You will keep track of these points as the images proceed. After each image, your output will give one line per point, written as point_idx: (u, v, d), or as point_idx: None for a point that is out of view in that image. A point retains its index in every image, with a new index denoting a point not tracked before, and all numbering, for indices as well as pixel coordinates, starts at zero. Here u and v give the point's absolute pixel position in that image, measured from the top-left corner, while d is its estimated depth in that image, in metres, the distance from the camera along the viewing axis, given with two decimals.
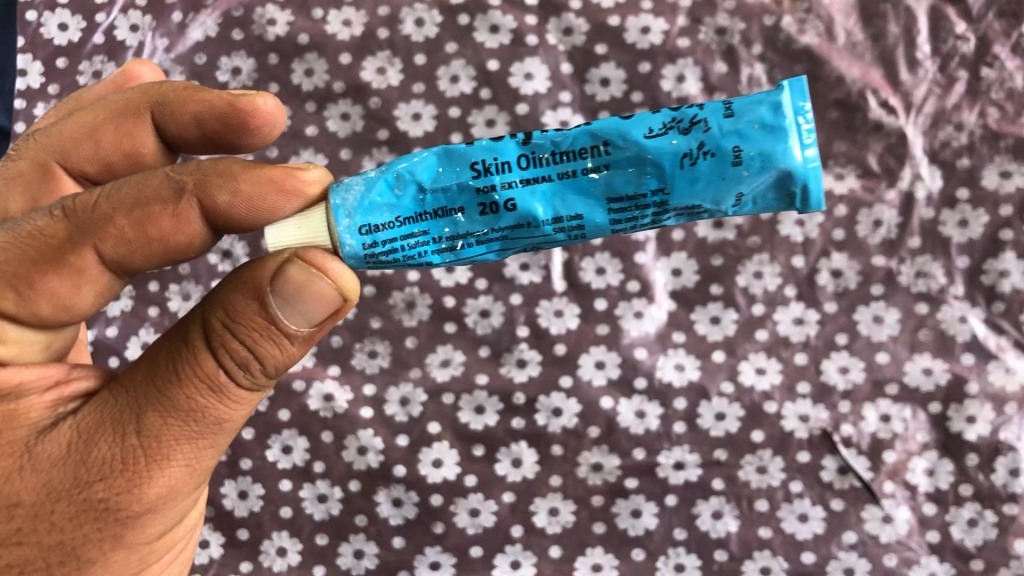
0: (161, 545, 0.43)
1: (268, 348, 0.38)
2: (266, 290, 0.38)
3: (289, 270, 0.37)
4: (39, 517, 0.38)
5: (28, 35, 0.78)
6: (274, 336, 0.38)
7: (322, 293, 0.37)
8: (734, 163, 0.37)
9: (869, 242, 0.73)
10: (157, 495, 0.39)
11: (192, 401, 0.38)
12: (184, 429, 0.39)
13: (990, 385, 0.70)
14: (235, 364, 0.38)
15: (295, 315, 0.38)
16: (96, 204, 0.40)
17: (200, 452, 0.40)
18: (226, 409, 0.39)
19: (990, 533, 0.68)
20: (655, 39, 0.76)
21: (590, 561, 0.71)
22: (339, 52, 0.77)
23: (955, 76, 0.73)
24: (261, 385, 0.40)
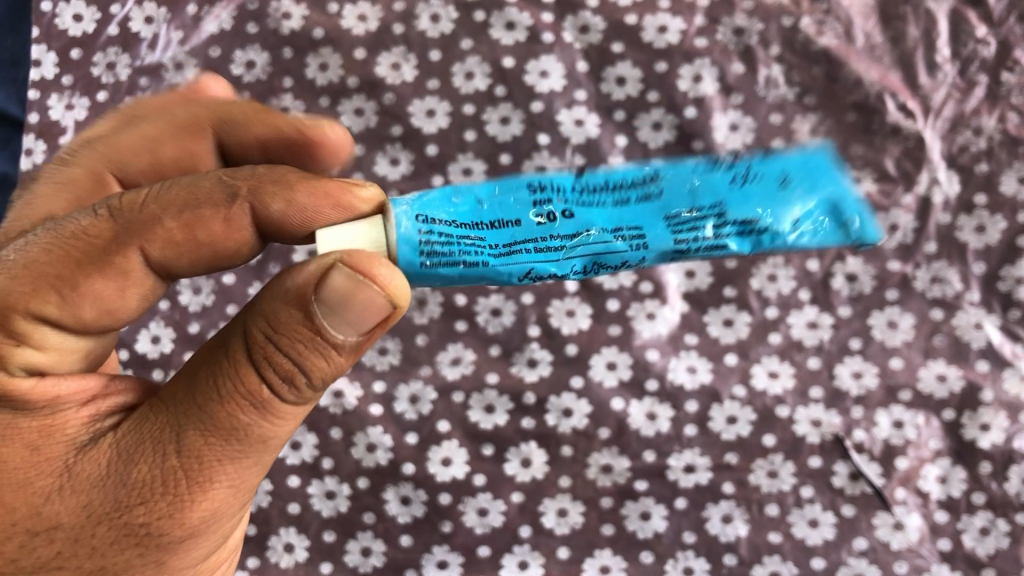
0: (201, 562, 0.43)
1: (314, 360, 0.38)
2: (311, 298, 0.37)
3: (333, 281, 0.36)
4: (80, 541, 0.38)
5: (43, 25, 0.77)
6: (320, 349, 0.38)
7: (372, 301, 0.36)
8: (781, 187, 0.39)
9: (885, 246, 0.72)
10: (200, 518, 0.39)
11: (234, 420, 0.38)
12: (226, 448, 0.38)
13: (1005, 392, 0.69)
14: (277, 379, 0.38)
15: (345, 325, 0.37)
16: (144, 203, 0.41)
17: (242, 475, 0.39)
18: (270, 426, 0.39)
19: (1003, 542, 0.67)
20: (672, 38, 0.76)
21: (599, 562, 0.70)
22: (354, 47, 0.77)
23: (974, 81, 0.72)
24: (305, 401, 0.39)
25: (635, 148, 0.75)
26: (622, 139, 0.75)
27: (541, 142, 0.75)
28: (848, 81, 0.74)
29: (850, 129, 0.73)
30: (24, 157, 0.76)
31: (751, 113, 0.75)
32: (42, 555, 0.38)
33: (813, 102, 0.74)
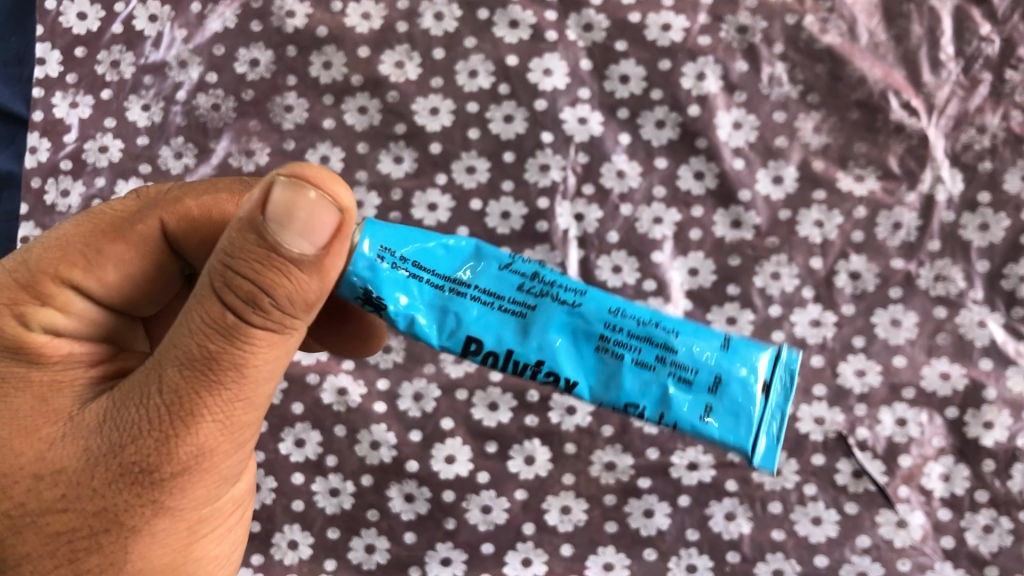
0: (213, 508, 0.41)
1: (275, 280, 0.36)
2: (259, 220, 0.35)
3: (271, 191, 0.35)
4: (81, 484, 0.38)
5: (47, 23, 0.77)
6: (278, 266, 0.36)
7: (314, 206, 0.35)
8: (723, 346, 0.40)
9: (888, 244, 0.72)
10: (193, 453, 0.38)
11: (205, 348, 0.37)
12: (204, 380, 0.37)
13: (1009, 391, 0.69)
14: (239, 302, 0.36)
15: (298, 238, 0.35)
16: (170, 190, 0.47)
17: (231, 409, 0.38)
18: (249, 355, 0.37)
19: (1005, 540, 0.68)
20: (676, 36, 0.76)
21: (602, 560, 0.71)
22: (358, 45, 0.77)
23: (978, 78, 0.72)
24: (281, 325, 0.37)
25: (638, 146, 0.76)
26: (626, 137, 0.76)
27: (543, 141, 0.76)
28: (852, 79, 0.73)
29: (853, 127, 0.74)
30: (30, 156, 0.77)
31: (753, 112, 0.75)
32: (47, 499, 0.38)
33: (816, 100, 0.74)
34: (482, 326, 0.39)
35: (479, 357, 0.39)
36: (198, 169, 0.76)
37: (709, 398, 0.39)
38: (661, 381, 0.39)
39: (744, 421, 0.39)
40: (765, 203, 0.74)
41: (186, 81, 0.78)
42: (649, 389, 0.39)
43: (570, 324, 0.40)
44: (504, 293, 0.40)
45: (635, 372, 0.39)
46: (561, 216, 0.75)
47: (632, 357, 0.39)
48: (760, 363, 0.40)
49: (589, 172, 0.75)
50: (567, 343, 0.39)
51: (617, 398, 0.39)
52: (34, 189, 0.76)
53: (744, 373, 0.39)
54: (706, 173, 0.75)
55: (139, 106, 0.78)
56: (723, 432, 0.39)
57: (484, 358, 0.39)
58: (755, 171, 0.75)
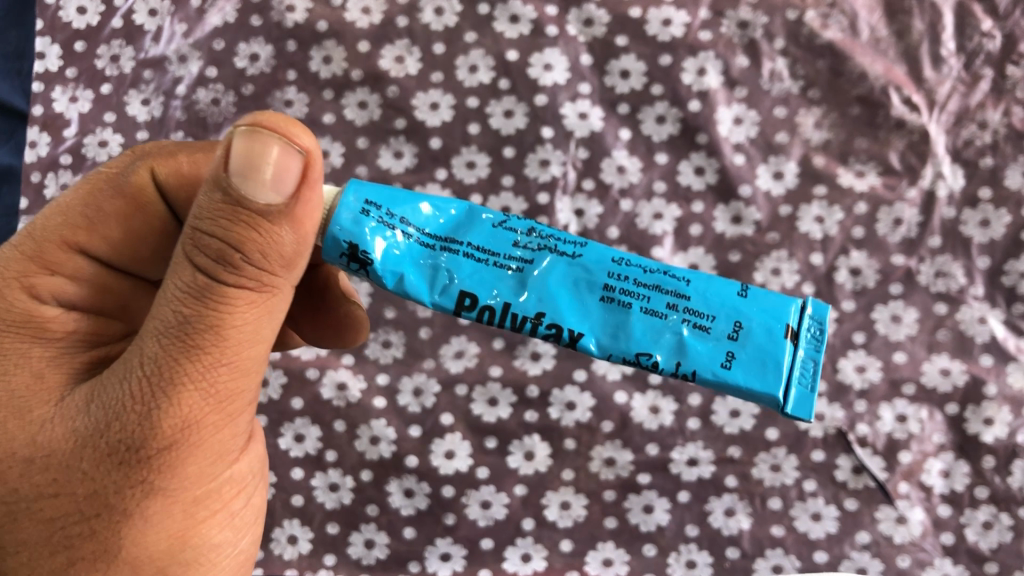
0: (211, 488, 0.40)
1: (246, 234, 0.36)
2: (225, 178, 0.36)
3: (230, 142, 0.35)
4: (71, 467, 0.38)
5: (47, 18, 0.77)
6: (248, 220, 0.36)
7: (273, 151, 0.35)
8: (741, 294, 0.38)
9: (889, 240, 0.72)
10: (178, 425, 0.37)
11: (183, 313, 0.37)
12: (184, 348, 0.37)
13: (1009, 387, 0.69)
14: (212, 262, 0.36)
15: (264, 188, 0.35)
16: (166, 147, 0.48)
17: (217, 378, 0.38)
18: (228, 317, 0.37)
19: (1005, 536, 0.68)
20: (677, 31, 0.75)
21: (601, 555, 0.70)
22: (358, 40, 0.77)
23: (980, 74, 0.72)
24: (258, 283, 0.37)
25: (638, 142, 0.76)
26: (626, 133, 0.76)
27: (543, 136, 0.76)
28: (853, 75, 0.73)
29: (854, 123, 0.73)
30: (30, 151, 0.77)
31: (754, 107, 0.75)
32: (38, 484, 0.38)
33: (817, 96, 0.74)
34: (476, 282, 0.38)
35: (474, 312, 0.37)
36: None
37: (730, 344, 0.37)
38: (673, 329, 0.37)
39: (772, 367, 0.37)
40: (765, 199, 0.74)
41: (186, 76, 0.77)
42: (663, 339, 0.37)
43: (570, 275, 0.38)
44: (499, 250, 0.38)
45: (646, 320, 0.37)
46: (561, 212, 0.75)
47: (641, 306, 0.38)
48: (784, 310, 0.38)
49: (589, 168, 0.75)
50: (568, 295, 0.38)
51: (628, 347, 0.37)
52: (34, 183, 0.76)
53: (768, 318, 0.37)
54: (707, 168, 0.75)
55: (138, 101, 0.78)
56: (749, 381, 0.37)
57: (480, 313, 0.37)
58: (756, 166, 0.75)
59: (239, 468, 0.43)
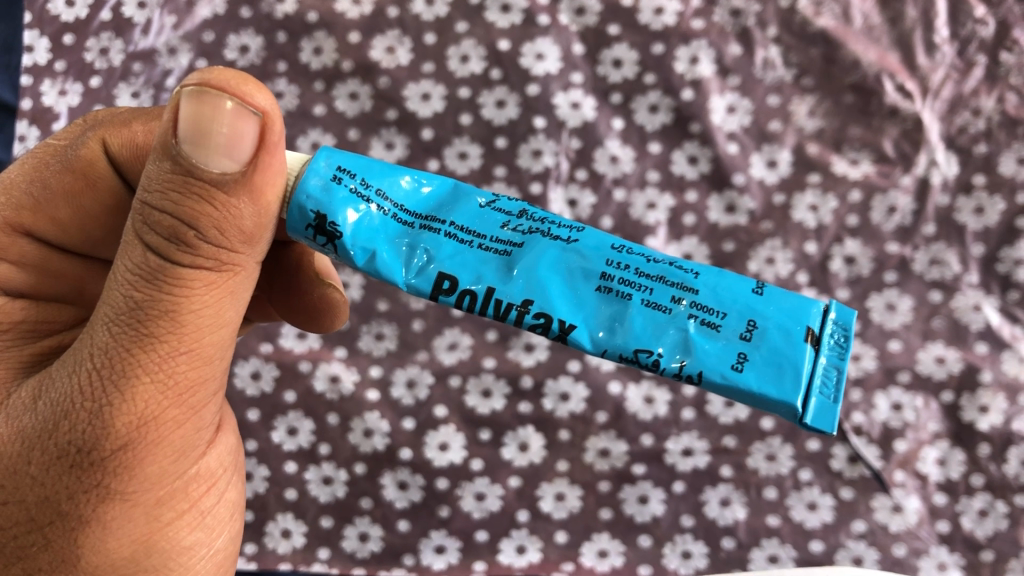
0: (173, 487, 0.40)
1: (199, 208, 0.35)
2: (174, 147, 0.34)
3: (176, 106, 0.33)
4: (21, 471, 0.37)
5: (35, 11, 0.77)
6: (200, 193, 0.35)
7: (225, 114, 0.33)
8: (757, 292, 0.37)
9: (883, 228, 0.72)
10: (132, 424, 0.37)
11: (133, 299, 0.36)
12: (135, 339, 0.36)
13: (1004, 374, 0.69)
14: (165, 242, 0.35)
15: (217, 155, 0.34)
16: (113, 114, 0.47)
17: (175, 369, 0.37)
18: (183, 303, 0.36)
19: (1001, 524, 0.67)
20: (669, 20, 0.75)
21: (596, 546, 0.69)
22: (348, 30, 0.76)
23: (973, 61, 0.72)
24: (212, 264, 0.36)
25: (632, 131, 0.75)
26: (619, 123, 0.75)
27: (536, 126, 0.75)
28: (846, 62, 0.73)
29: (848, 111, 0.73)
30: (19, 144, 0.76)
31: (747, 95, 0.74)
32: None
33: (810, 84, 0.74)
34: (458, 265, 0.37)
35: (453, 296, 0.36)
36: None
37: (743, 345, 0.35)
38: (678, 324, 0.36)
39: (789, 373, 0.35)
40: (759, 187, 0.74)
41: (176, 68, 0.77)
42: (666, 335, 0.36)
43: (564, 259, 0.37)
44: (485, 232, 0.38)
45: (646, 312, 0.36)
46: (554, 202, 0.74)
47: (641, 298, 0.36)
48: (805, 312, 0.36)
49: (582, 157, 0.75)
50: (560, 281, 0.37)
51: (625, 343, 0.36)
52: None
53: (786, 319, 0.36)
54: (701, 158, 0.75)
55: (128, 94, 0.77)
56: (761, 386, 0.35)
57: (459, 297, 0.36)
58: (750, 155, 0.74)
59: (206, 461, 0.42)
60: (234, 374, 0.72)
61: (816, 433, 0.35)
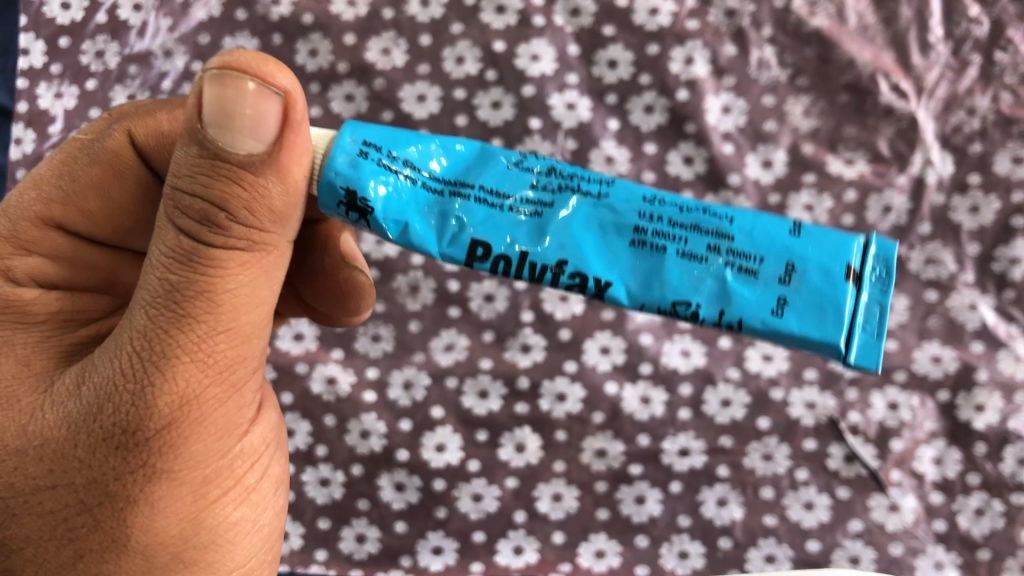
0: (219, 466, 0.39)
1: (229, 189, 0.34)
2: (200, 132, 0.33)
3: (200, 90, 0.33)
4: (66, 456, 0.36)
5: (30, 13, 0.77)
6: (229, 175, 0.34)
7: (247, 96, 0.33)
8: (794, 233, 0.35)
9: (878, 227, 0.72)
10: (176, 402, 0.35)
11: (169, 281, 0.35)
12: (174, 318, 0.35)
13: (1000, 372, 0.69)
14: (196, 225, 0.34)
15: (242, 137, 0.33)
16: (138, 104, 0.46)
17: (213, 346, 0.36)
18: (218, 283, 0.35)
19: (998, 523, 0.67)
20: (664, 20, 0.75)
21: (594, 546, 0.70)
22: (344, 32, 0.77)
23: (968, 60, 0.72)
24: (248, 244, 0.35)
25: (627, 132, 0.75)
26: (615, 123, 0.75)
27: (532, 127, 0.75)
28: (841, 62, 0.73)
29: (843, 110, 0.73)
30: (16, 147, 0.76)
31: (742, 95, 0.75)
32: (33, 477, 0.36)
33: (805, 84, 0.74)
34: (490, 230, 0.35)
35: (488, 263, 0.35)
36: None
37: (782, 290, 0.34)
38: (715, 274, 0.35)
39: (831, 312, 0.34)
40: (754, 187, 0.74)
41: (172, 70, 0.77)
42: (704, 287, 0.35)
43: (595, 216, 0.36)
44: (514, 193, 0.36)
45: (683, 265, 0.35)
46: None
47: (677, 249, 0.35)
48: (844, 249, 0.35)
49: (578, 158, 0.75)
50: (594, 240, 0.35)
51: (663, 297, 0.35)
52: (20, 180, 0.75)
53: (826, 260, 0.35)
54: (696, 158, 0.75)
55: (124, 96, 0.77)
56: (806, 328, 0.34)
57: (494, 264, 0.35)
58: (745, 155, 0.74)
59: (249, 438, 0.41)
60: None
61: (859, 370, 0.34)
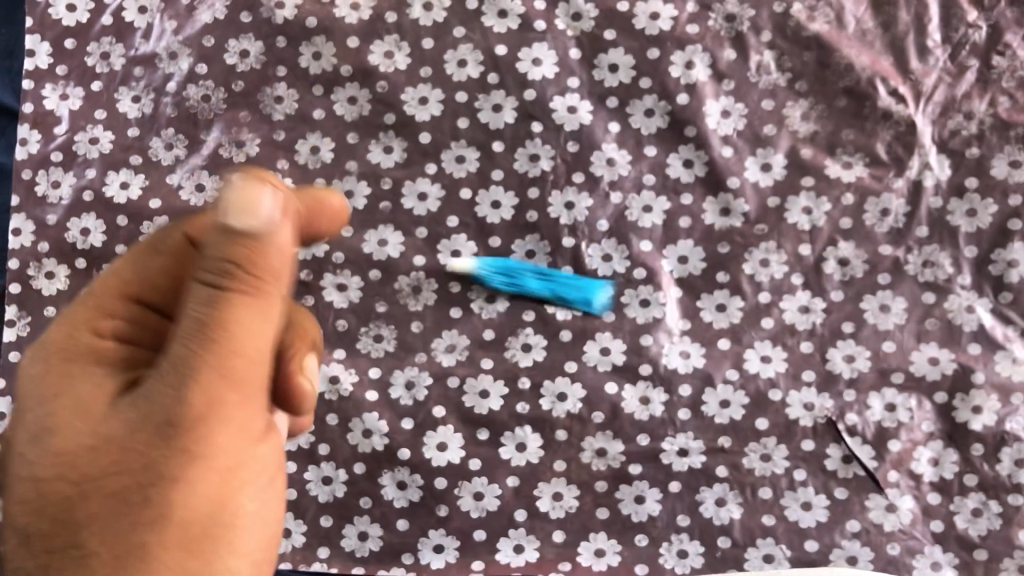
0: (244, 473, 0.41)
1: (245, 254, 0.38)
2: (221, 221, 0.38)
3: (223, 186, 0.37)
4: (112, 457, 0.39)
5: (37, 16, 0.78)
6: (248, 245, 0.38)
7: (246, 194, 0.37)
8: None
9: (876, 231, 0.73)
10: (207, 405, 0.39)
11: (196, 315, 0.39)
12: (201, 342, 0.38)
13: (997, 374, 0.70)
14: (219, 278, 0.38)
15: (250, 221, 0.37)
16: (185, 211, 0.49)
17: (236, 361, 0.39)
18: (239, 321, 0.39)
19: (995, 523, 0.68)
20: (664, 25, 0.76)
21: (593, 545, 0.71)
22: (347, 36, 0.78)
23: (965, 65, 0.73)
24: (264, 291, 0.39)
25: (627, 135, 0.76)
26: (615, 126, 0.76)
27: (533, 130, 0.76)
28: (840, 66, 0.75)
29: (841, 114, 0.74)
30: (20, 148, 0.77)
31: (742, 99, 0.75)
32: (83, 477, 0.39)
33: (804, 88, 0.75)
34: None
35: None
36: (190, 159, 0.77)
37: None
38: None
39: None
40: (753, 190, 0.74)
41: (176, 72, 0.78)
42: None
43: None
44: None
45: None
46: (551, 205, 0.75)
47: None
48: None
49: (579, 160, 0.76)
50: None
51: None
52: (25, 181, 0.76)
53: None
54: (696, 161, 0.75)
55: (129, 98, 0.78)
56: None
57: None
58: (744, 158, 0.75)
59: (268, 452, 0.43)
60: None
61: None
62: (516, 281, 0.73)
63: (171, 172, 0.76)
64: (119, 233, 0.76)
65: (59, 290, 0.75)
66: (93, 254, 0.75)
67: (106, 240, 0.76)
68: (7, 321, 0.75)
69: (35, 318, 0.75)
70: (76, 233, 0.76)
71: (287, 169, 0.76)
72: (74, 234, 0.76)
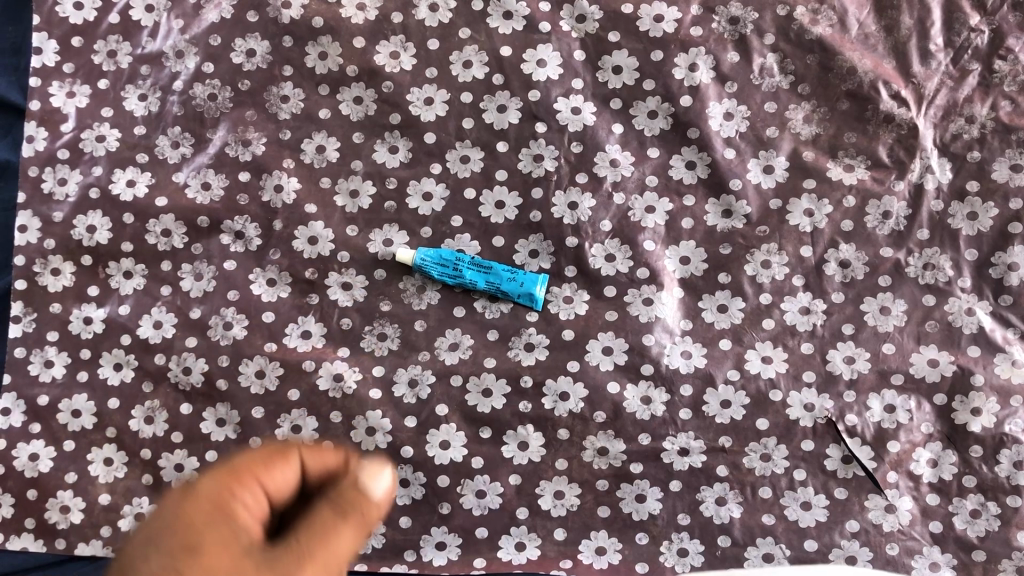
0: None
1: (368, 489, 0.43)
2: (353, 476, 0.44)
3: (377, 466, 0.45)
4: None
5: (44, 13, 0.78)
6: (369, 501, 0.43)
7: (385, 474, 0.45)
8: None
9: (877, 233, 0.73)
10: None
11: (324, 515, 0.41)
12: (332, 542, 0.40)
13: (996, 377, 0.70)
14: (345, 502, 0.42)
15: (382, 483, 0.44)
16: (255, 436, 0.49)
17: (341, 560, 0.41)
18: (348, 543, 0.41)
19: (993, 524, 0.69)
20: (668, 27, 0.76)
21: (594, 544, 0.71)
22: (353, 36, 0.78)
23: (968, 69, 0.74)
24: (367, 529, 0.43)
25: (631, 136, 0.76)
26: (619, 128, 0.76)
27: (537, 131, 0.76)
28: (842, 70, 0.75)
29: (843, 117, 0.75)
30: (27, 145, 0.77)
31: (745, 102, 0.76)
32: None
33: (806, 91, 0.75)
34: None
35: None
36: (196, 158, 0.77)
37: None
38: None
39: None
40: (755, 192, 0.75)
41: (183, 71, 0.78)
42: None
43: None
44: None
45: None
46: (555, 206, 0.75)
47: None
48: None
49: (582, 161, 0.76)
50: None
51: None
52: (32, 178, 0.77)
53: None
54: (698, 163, 0.76)
55: (136, 96, 0.78)
56: None
57: None
58: (747, 160, 0.75)
59: None
60: (239, 372, 0.74)
61: None
62: (455, 271, 0.73)
63: (178, 170, 0.77)
64: (125, 230, 0.76)
65: (65, 287, 0.76)
66: (99, 251, 0.76)
67: (113, 237, 0.76)
68: (12, 317, 0.75)
69: (41, 315, 0.75)
70: (82, 230, 0.76)
71: (293, 169, 0.77)
72: (80, 231, 0.76)
